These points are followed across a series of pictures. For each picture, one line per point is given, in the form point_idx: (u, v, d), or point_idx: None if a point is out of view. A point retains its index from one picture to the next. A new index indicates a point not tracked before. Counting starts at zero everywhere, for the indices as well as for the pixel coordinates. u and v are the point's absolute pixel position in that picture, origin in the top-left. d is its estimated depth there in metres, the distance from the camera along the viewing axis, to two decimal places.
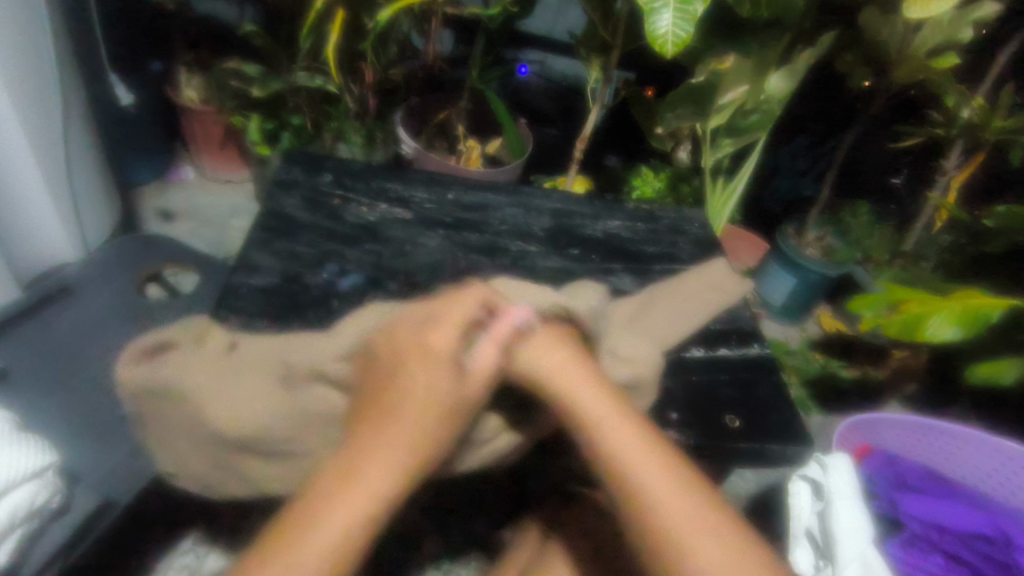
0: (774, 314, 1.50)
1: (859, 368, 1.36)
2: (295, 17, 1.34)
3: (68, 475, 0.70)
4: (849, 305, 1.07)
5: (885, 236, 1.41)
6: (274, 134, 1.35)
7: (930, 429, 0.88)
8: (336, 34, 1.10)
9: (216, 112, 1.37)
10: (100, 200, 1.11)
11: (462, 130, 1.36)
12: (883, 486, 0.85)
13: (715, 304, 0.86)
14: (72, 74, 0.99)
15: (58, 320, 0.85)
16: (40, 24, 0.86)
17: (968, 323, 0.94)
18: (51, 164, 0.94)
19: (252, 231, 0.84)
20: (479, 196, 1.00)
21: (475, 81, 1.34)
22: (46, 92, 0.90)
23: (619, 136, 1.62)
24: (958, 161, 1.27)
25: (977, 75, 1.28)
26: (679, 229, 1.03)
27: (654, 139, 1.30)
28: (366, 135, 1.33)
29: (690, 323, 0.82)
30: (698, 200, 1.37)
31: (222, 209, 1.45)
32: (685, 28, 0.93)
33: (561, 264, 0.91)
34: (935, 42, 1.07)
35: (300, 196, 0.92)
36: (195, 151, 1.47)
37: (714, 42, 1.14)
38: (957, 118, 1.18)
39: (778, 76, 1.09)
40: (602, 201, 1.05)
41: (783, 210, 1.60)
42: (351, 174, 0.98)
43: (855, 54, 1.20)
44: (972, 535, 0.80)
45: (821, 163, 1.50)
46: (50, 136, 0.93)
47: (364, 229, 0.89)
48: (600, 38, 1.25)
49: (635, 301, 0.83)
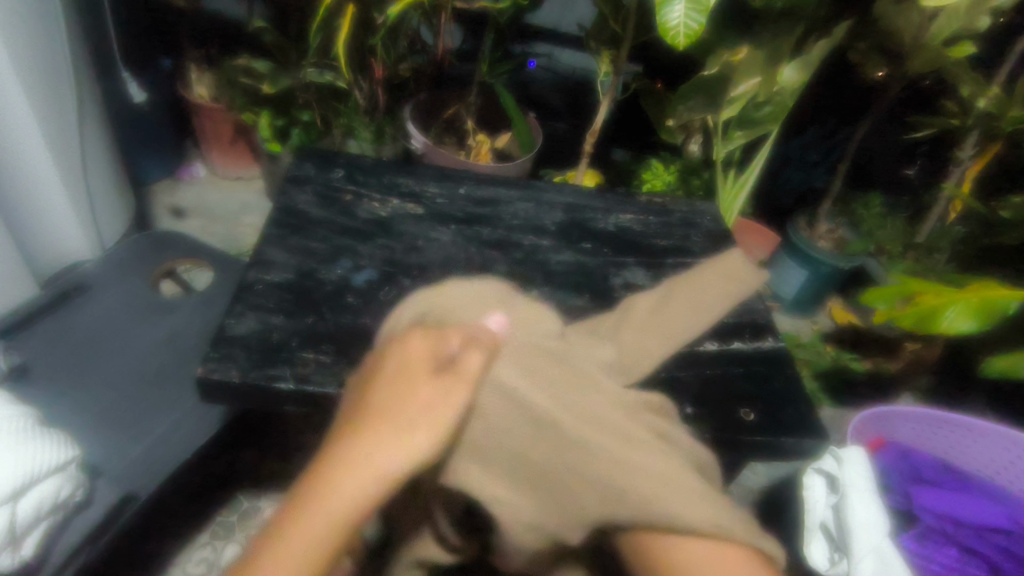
0: (785, 306, 1.49)
1: (871, 361, 1.31)
2: (304, 13, 1.34)
3: (90, 469, 0.71)
4: (862, 298, 1.06)
5: (897, 228, 1.39)
6: (284, 131, 1.35)
7: (943, 422, 0.88)
8: (347, 28, 1.10)
9: (227, 110, 1.37)
10: (114, 197, 1.12)
11: (471, 125, 1.37)
12: (897, 480, 0.85)
13: (733, 295, 0.80)
14: (87, 73, 1.00)
15: (76, 317, 0.87)
16: (55, 23, 0.87)
17: (985, 315, 0.93)
18: (67, 163, 0.95)
19: (268, 227, 0.85)
20: (491, 190, 1.00)
21: (484, 76, 1.33)
22: (61, 90, 0.91)
23: (629, 129, 1.62)
24: (974, 151, 1.24)
25: (994, 64, 1.26)
26: (691, 223, 1.02)
27: (664, 132, 1.30)
28: (375, 131, 1.32)
29: (709, 314, 0.76)
30: (709, 193, 1.36)
31: (233, 205, 1.46)
32: (697, 19, 0.92)
33: (572, 257, 0.91)
34: (951, 30, 1.06)
35: (313, 193, 0.92)
36: (206, 148, 1.47)
37: (725, 33, 1.14)
38: (973, 108, 1.16)
39: (793, 66, 1.08)
40: (614, 195, 1.05)
41: (795, 202, 1.60)
42: (363, 170, 0.99)
43: (868, 43, 1.19)
44: (990, 529, 0.79)
45: (833, 155, 1.50)
46: (66, 135, 0.94)
47: (377, 225, 0.89)
48: (610, 31, 1.25)
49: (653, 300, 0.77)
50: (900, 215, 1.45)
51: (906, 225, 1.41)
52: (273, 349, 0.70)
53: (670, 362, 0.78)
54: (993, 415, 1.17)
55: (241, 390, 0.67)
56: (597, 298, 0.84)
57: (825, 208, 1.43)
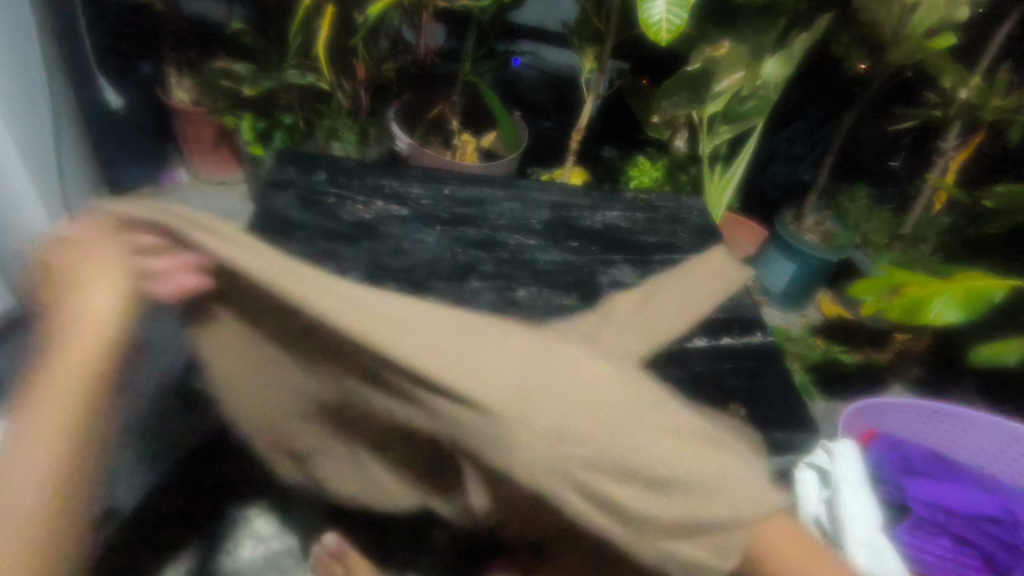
0: (774, 300, 1.50)
1: (862, 353, 1.31)
2: (284, 14, 1.32)
3: None
4: (848, 290, 1.06)
5: (883, 220, 1.40)
6: (266, 134, 1.34)
7: (934, 412, 0.88)
8: (327, 29, 1.09)
9: (208, 114, 1.35)
10: (91, 206, 1.09)
11: (456, 124, 1.35)
12: (889, 471, 0.85)
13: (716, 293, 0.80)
14: (60, 80, 0.98)
15: None
16: (25, 27, 0.85)
17: (971, 304, 0.93)
18: (42, 171, 0.93)
19: (249, 232, 0.83)
20: (475, 190, 0.99)
21: (468, 75, 1.32)
22: (34, 98, 0.89)
23: (615, 126, 1.61)
24: (957, 141, 1.25)
25: (974, 55, 1.27)
26: (678, 219, 1.02)
27: (649, 128, 1.29)
28: (360, 132, 1.31)
29: (689, 313, 0.77)
30: (696, 188, 1.36)
31: (216, 210, 1.44)
32: (679, 14, 0.92)
33: (559, 256, 0.90)
34: (932, 22, 1.06)
35: (295, 196, 0.91)
36: (188, 153, 1.45)
37: (709, 28, 1.14)
38: (955, 99, 1.17)
39: (774, 60, 1.08)
40: (600, 193, 1.05)
41: (782, 195, 1.59)
42: (346, 172, 0.97)
43: (851, 35, 1.19)
44: (979, 517, 0.79)
45: (818, 149, 1.50)
46: (40, 142, 0.92)
47: (361, 227, 0.88)
48: (593, 28, 1.24)
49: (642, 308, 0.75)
50: (885, 207, 1.46)
51: (892, 217, 1.42)
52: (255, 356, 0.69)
53: (656, 361, 0.77)
54: (981, 403, 1.18)
55: None
56: (584, 296, 0.84)
57: (811, 201, 1.43)
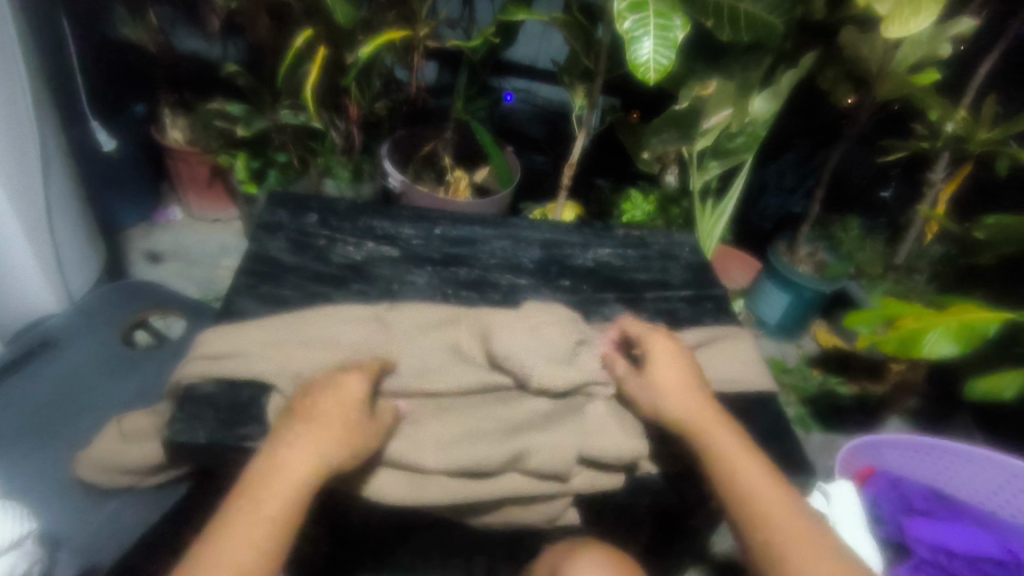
0: (767, 333, 1.48)
1: (859, 385, 1.35)
2: (277, 56, 1.34)
3: (49, 541, 0.71)
4: (844, 323, 1.05)
5: (876, 251, 1.41)
6: (260, 172, 1.34)
7: (931, 447, 0.86)
8: (318, 73, 1.11)
9: (202, 153, 1.36)
10: (83, 249, 1.10)
11: (449, 161, 1.36)
12: (888, 510, 0.84)
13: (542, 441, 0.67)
14: (53, 128, 0.98)
15: (45, 372, 0.88)
16: (11, 72, 0.85)
17: (967, 339, 0.93)
18: (29, 212, 0.93)
19: (238, 277, 0.83)
20: (467, 230, 0.99)
21: (460, 113, 1.32)
22: (25, 146, 0.90)
23: (607, 160, 1.63)
24: (946, 172, 1.26)
25: (958, 88, 1.29)
26: (670, 255, 1.02)
27: (640, 164, 1.27)
28: (353, 170, 1.33)
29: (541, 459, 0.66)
30: (688, 222, 1.37)
31: (210, 248, 1.45)
32: (667, 55, 0.91)
33: (550, 296, 0.90)
34: (914, 59, 1.08)
35: (285, 238, 0.91)
36: (181, 191, 1.46)
37: (695, 66, 1.16)
38: (942, 132, 1.18)
39: (761, 98, 1.10)
40: (591, 229, 1.05)
41: (773, 228, 1.59)
42: (337, 213, 0.97)
43: (836, 71, 1.21)
44: (982, 559, 0.78)
45: (809, 180, 1.51)
46: (30, 187, 0.92)
47: (351, 269, 0.88)
48: (583, 66, 1.26)
49: (505, 454, 0.64)
50: (878, 236, 1.46)
51: (885, 247, 1.43)
52: (241, 406, 0.68)
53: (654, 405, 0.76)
54: (981, 438, 1.17)
55: (207, 450, 0.65)
56: None
57: (803, 233, 1.41)
